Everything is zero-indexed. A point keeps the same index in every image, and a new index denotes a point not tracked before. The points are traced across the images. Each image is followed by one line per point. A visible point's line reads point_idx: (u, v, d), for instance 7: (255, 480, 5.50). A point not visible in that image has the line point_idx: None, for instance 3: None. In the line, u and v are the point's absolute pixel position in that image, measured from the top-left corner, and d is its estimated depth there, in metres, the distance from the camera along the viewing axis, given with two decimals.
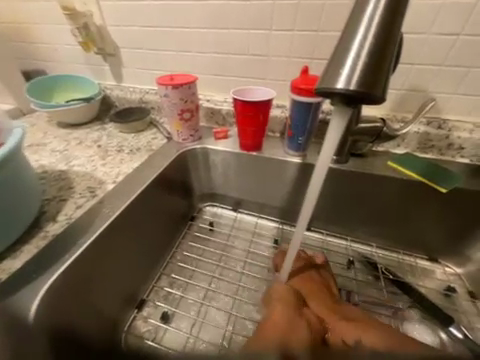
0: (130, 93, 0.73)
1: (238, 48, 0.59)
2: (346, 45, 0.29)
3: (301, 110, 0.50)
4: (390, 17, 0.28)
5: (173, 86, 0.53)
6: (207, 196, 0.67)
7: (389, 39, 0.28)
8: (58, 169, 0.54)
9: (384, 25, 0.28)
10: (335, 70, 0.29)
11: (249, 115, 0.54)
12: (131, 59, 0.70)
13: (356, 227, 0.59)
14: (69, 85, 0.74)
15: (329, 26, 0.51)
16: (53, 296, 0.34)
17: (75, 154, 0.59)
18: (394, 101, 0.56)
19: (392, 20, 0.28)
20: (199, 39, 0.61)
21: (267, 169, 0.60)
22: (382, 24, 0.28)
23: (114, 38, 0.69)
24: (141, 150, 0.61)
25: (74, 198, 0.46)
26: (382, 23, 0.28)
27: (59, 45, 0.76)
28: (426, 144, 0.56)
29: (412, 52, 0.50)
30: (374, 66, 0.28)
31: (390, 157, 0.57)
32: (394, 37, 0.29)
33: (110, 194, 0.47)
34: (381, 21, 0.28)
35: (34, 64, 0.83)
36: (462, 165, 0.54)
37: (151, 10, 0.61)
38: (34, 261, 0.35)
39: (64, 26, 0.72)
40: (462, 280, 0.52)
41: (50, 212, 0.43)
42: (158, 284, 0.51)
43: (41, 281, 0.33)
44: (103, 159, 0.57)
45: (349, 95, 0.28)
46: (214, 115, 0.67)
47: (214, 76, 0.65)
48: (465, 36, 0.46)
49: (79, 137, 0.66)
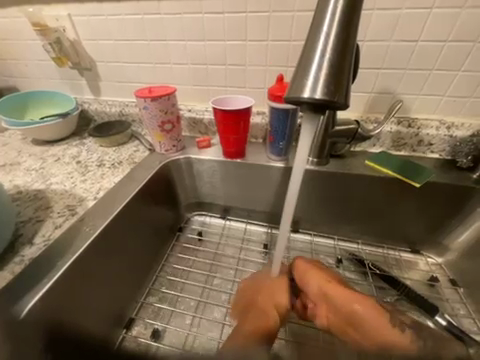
0: (109, 106, 0.72)
1: (215, 58, 0.61)
2: (310, 54, 0.30)
3: (280, 116, 0.52)
4: (348, 25, 0.30)
5: (152, 98, 0.53)
6: (195, 205, 0.67)
7: (348, 47, 0.30)
8: (34, 188, 0.51)
9: (342, 35, 0.30)
10: (301, 80, 0.30)
11: (230, 124, 0.54)
12: (108, 72, 0.70)
13: (342, 225, 0.61)
14: (43, 101, 0.72)
15: (300, 36, 0.54)
16: (32, 321, 0.31)
17: (52, 171, 0.57)
18: (366, 104, 0.59)
19: (349, 26, 0.30)
20: (175, 51, 0.62)
21: (252, 175, 0.61)
22: (340, 32, 0.29)
23: (88, 52, 0.68)
24: (123, 163, 0.60)
25: (53, 218, 0.44)
26: (341, 32, 0.29)
27: (30, 61, 0.74)
28: (399, 142, 0.59)
29: (377, 57, 0.54)
30: (335, 74, 0.29)
31: (367, 157, 0.60)
32: (352, 47, 0.30)
33: (91, 211, 0.45)
34: (339, 30, 0.30)
35: (4, 82, 0.80)
36: (433, 160, 0.58)
37: (126, 24, 0.61)
38: (8, 288, 0.33)
39: (35, 41, 0.70)
40: (443, 269, 0.54)
41: (26, 234, 0.41)
42: (147, 300, 0.49)
43: (18, 308, 0.31)
44: (83, 175, 0.55)
45: (315, 103, 0.30)
46: (196, 124, 0.68)
47: (193, 86, 0.66)
48: (422, 42, 0.50)
49: (56, 154, 0.64)
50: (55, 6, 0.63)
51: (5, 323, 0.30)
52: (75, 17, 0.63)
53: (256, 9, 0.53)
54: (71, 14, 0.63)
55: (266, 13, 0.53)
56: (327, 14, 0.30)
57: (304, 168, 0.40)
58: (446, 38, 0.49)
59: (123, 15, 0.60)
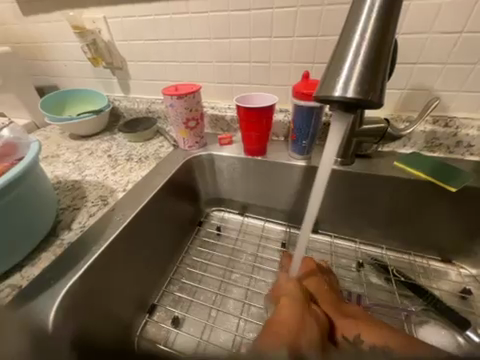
0: (138, 104, 0.76)
1: (240, 56, 0.61)
2: (343, 51, 0.29)
3: (304, 114, 0.51)
4: (385, 21, 0.28)
5: (178, 96, 0.55)
6: (215, 201, 0.68)
7: (385, 44, 0.29)
8: (71, 179, 0.56)
9: (378, 29, 0.28)
10: (332, 77, 0.29)
11: (252, 121, 0.55)
12: (137, 71, 0.73)
13: (364, 228, 0.59)
14: (79, 99, 0.78)
15: (328, 30, 0.52)
16: (70, 300, 0.35)
17: (87, 164, 0.62)
18: (397, 101, 0.56)
19: (387, 23, 0.28)
20: (201, 49, 0.63)
21: (273, 174, 0.61)
22: (377, 29, 0.28)
23: (120, 52, 0.71)
24: (149, 158, 0.63)
25: (87, 207, 0.48)
26: (377, 27, 0.28)
27: (69, 62, 0.80)
28: (433, 143, 0.55)
29: (413, 52, 0.50)
30: (370, 72, 0.28)
31: (396, 157, 0.56)
32: (389, 42, 0.29)
33: (120, 202, 0.49)
34: (376, 25, 0.28)
35: (47, 80, 0.88)
36: (472, 163, 0.53)
37: (155, 24, 0.64)
38: (50, 269, 0.37)
39: (73, 43, 0.76)
40: (478, 282, 0.50)
41: (65, 220, 0.45)
42: (168, 289, 0.52)
43: (59, 287, 0.35)
44: (114, 168, 0.59)
45: (347, 102, 0.29)
46: (218, 121, 0.69)
47: (217, 84, 0.67)
48: (466, 33, 0.46)
49: (90, 148, 0.69)
50: (93, 10, 0.67)
51: (44, 304, 0.33)
52: (109, 19, 0.67)
53: (283, 5, 0.52)
54: (106, 16, 0.67)
55: (294, 8, 0.52)
56: (363, 9, 0.29)
57: (330, 169, 0.39)
58: None
59: (153, 15, 0.63)
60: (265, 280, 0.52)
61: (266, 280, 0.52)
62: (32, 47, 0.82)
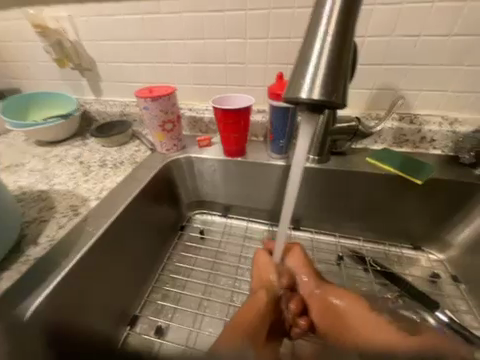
0: (111, 106, 0.73)
1: (215, 57, 0.60)
2: (308, 52, 0.30)
3: (280, 114, 0.52)
4: (344, 23, 0.29)
5: (152, 98, 0.53)
6: (196, 203, 0.67)
7: (345, 46, 0.30)
8: (38, 189, 0.52)
9: (339, 32, 0.29)
10: (298, 79, 0.30)
11: (230, 122, 0.54)
12: (109, 72, 0.70)
13: (343, 223, 0.61)
14: (46, 103, 0.73)
15: (300, 33, 0.53)
16: (39, 319, 0.32)
17: (55, 172, 0.58)
18: (367, 101, 0.59)
19: (347, 25, 0.29)
20: (175, 50, 0.62)
21: (253, 174, 0.61)
22: (338, 31, 0.29)
23: (89, 52, 0.68)
24: (125, 163, 0.60)
25: (57, 218, 0.45)
26: (337, 29, 0.29)
27: (32, 63, 0.75)
28: (401, 138, 0.59)
29: (378, 53, 0.53)
30: (333, 73, 0.29)
31: (368, 153, 0.59)
32: (349, 45, 0.30)
33: (94, 211, 0.46)
34: (336, 27, 0.29)
35: (7, 83, 0.81)
36: (435, 156, 0.57)
37: (125, 24, 0.61)
38: (13, 288, 0.34)
39: (35, 42, 0.70)
40: (445, 266, 0.54)
41: (31, 234, 0.42)
42: (150, 298, 0.50)
43: (25, 306, 0.32)
44: (86, 175, 0.56)
45: (313, 103, 0.30)
46: (196, 123, 0.68)
47: (194, 85, 0.66)
48: (424, 37, 0.50)
49: (59, 155, 0.64)
50: (56, 8, 0.63)
51: (9, 323, 0.31)
52: (75, 18, 0.64)
53: (255, 7, 0.53)
54: (71, 15, 0.63)
55: (266, 11, 0.53)
56: (324, 12, 0.29)
57: (302, 169, 0.41)
58: (448, 32, 0.48)
59: (123, 15, 0.60)
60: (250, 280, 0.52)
61: None
62: None
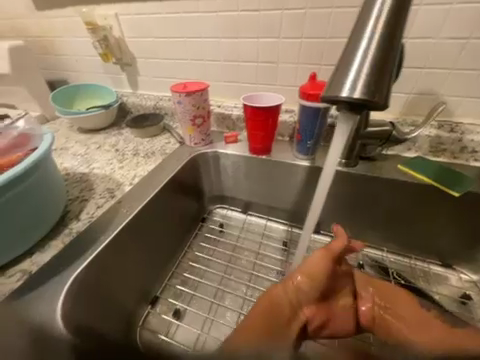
0: (145, 100, 0.77)
1: (248, 56, 0.62)
2: (352, 53, 0.30)
3: (309, 114, 0.52)
4: (394, 24, 0.29)
5: (186, 93, 0.56)
6: (218, 198, 0.69)
7: (392, 47, 0.29)
8: (80, 171, 0.57)
9: (386, 33, 0.29)
10: (339, 78, 0.30)
11: (259, 120, 0.55)
12: (147, 68, 0.74)
13: (366, 231, 0.59)
14: (90, 94, 0.79)
15: (337, 33, 0.52)
16: (78, 286, 0.36)
17: (95, 157, 0.63)
18: (403, 105, 0.56)
19: (395, 26, 0.29)
20: (210, 48, 0.64)
21: (276, 173, 0.61)
22: (386, 32, 0.29)
23: (131, 49, 0.73)
24: (156, 154, 0.64)
25: (95, 199, 0.49)
26: (386, 30, 0.29)
27: (80, 57, 0.82)
28: (438, 147, 0.55)
29: (420, 56, 0.50)
30: (376, 74, 0.29)
31: (399, 161, 0.57)
32: (396, 46, 0.29)
33: (127, 195, 0.50)
34: (385, 28, 0.29)
35: (57, 75, 0.89)
36: (476, 169, 0.53)
37: (166, 22, 0.65)
38: (59, 256, 0.38)
39: (85, 38, 0.77)
40: (478, 288, 0.50)
41: (73, 210, 0.46)
42: (170, 282, 0.53)
43: (68, 273, 0.36)
44: (121, 162, 0.61)
45: (353, 103, 0.30)
46: (224, 120, 0.70)
47: (225, 83, 0.68)
48: (474, 40, 0.46)
49: (98, 142, 0.70)
50: (105, 6, 0.69)
51: (54, 287, 0.35)
52: (121, 16, 0.69)
53: (292, 7, 0.53)
54: (118, 13, 0.68)
55: (303, 11, 0.53)
56: (373, 12, 0.29)
57: (333, 171, 0.40)
58: None
59: (164, 14, 0.64)
60: (266, 277, 0.53)
61: (268, 278, 0.52)
62: (44, 41, 0.84)
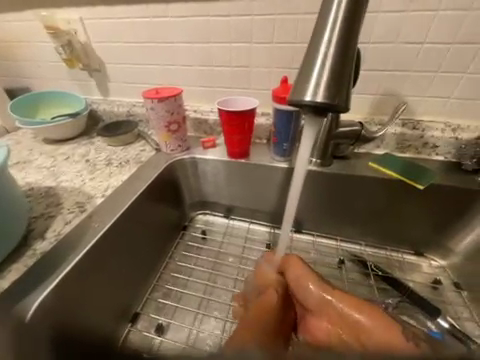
0: (117, 107, 0.74)
1: (221, 60, 0.62)
2: (313, 57, 0.31)
3: (284, 117, 0.53)
4: (348, 30, 0.30)
5: (159, 99, 0.54)
6: (199, 204, 0.67)
7: (348, 52, 0.31)
8: (45, 185, 0.53)
9: (343, 39, 0.30)
10: (303, 82, 0.31)
11: (235, 124, 0.55)
12: (117, 73, 0.71)
13: (344, 227, 0.61)
14: (54, 102, 0.74)
15: (305, 38, 0.54)
16: (43, 313, 0.33)
17: (63, 169, 0.59)
18: (370, 106, 0.59)
19: (350, 31, 0.30)
20: (182, 52, 0.63)
21: (255, 176, 0.62)
22: (342, 38, 0.30)
23: (98, 54, 0.69)
24: (130, 162, 0.61)
25: (63, 214, 0.46)
26: (342, 35, 0.30)
27: (43, 63, 0.77)
28: (404, 144, 0.59)
29: (382, 59, 0.54)
30: (336, 78, 0.30)
31: (371, 158, 0.60)
32: (351, 52, 0.31)
33: (100, 208, 0.47)
34: (341, 34, 0.30)
35: (17, 82, 0.83)
36: (437, 162, 0.57)
37: (134, 27, 0.63)
38: (19, 281, 0.35)
39: (46, 43, 0.72)
40: (447, 272, 0.54)
41: (38, 229, 0.43)
42: (152, 296, 0.51)
43: (30, 300, 0.33)
44: (92, 173, 0.57)
45: (317, 106, 0.31)
46: (201, 125, 0.69)
47: (200, 88, 0.67)
48: (427, 44, 0.50)
49: (66, 153, 0.66)
50: (68, 10, 0.65)
51: (14, 318, 0.31)
52: (86, 20, 0.65)
53: (261, 13, 0.54)
54: (82, 17, 0.65)
55: (272, 16, 0.54)
56: (329, 18, 0.30)
57: (304, 174, 0.41)
58: (451, 40, 0.49)
59: (132, 18, 0.62)
60: None
61: None
62: (0, 46, 0.77)
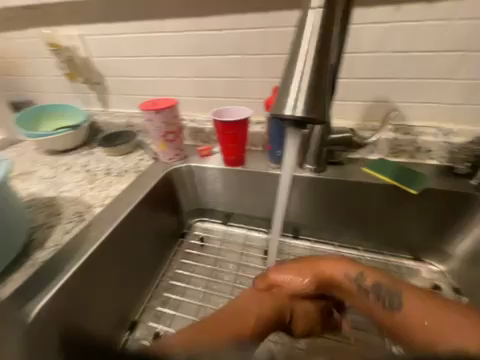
0: (117, 118, 0.76)
1: (215, 71, 0.64)
2: (290, 76, 0.34)
3: (277, 126, 0.55)
4: (321, 50, 0.33)
5: (155, 111, 0.56)
6: (197, 211, 0.68)
7: (323, 69, 0.33)
8: (46, 196, 0.55)
9: (317, 58, 0.33)
10: (282, 99, 0.34)
11: (229, 134, 0.57)
12: (116, 86, 0.74)
13: (341, 232, 0.62)
14: (56, 114, 0.77)
15: None
16: (44, 317, 0.35)
17: (63, 180, 0.61)
18: (362, 112, 0.60)
19: (324, 53, 0.33)
20: (179, 65, 0.65)
21: (252, 183, 0.63)
22: (316, 58, 0.33)
23: (98, 68, 0.72)
24: (129, 172, 0.63)
25: (63, 224, 0.47)
26: (315, 56, 0.33)
27: (46, 77, 0.80)
28: (397, 149, 0.60)
29: (371, 68, 0.55)
30: (312, 94, 0.33)
31: (365, 163, 0.61)
32: (325, 68, 0.33)
33: (98, 217, 0.48)
34: (314, 54, 0.33)
35: (21, 96, 0.86)
36: (431, 166, 0.58)
37: (132, 42, 0.66)
38: (21, 290, 0.36)
39: (49, 59, 0.76)
40: (446, 278, 0.54)
41: (38, 238, 0.44)
42: (150, 304, 0.51)
43: (32, 305, 0.35)
44: (92, 183, 0.59)
45: (297, 120, 0.33)
46: (198, 134, 0.71)
47: (196, 98, 0.69)
48: (414, 53, 0.52)
49: (67, 163, 0.68)
50: (69, 28, 0.68)
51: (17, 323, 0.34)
52: (86, 36, 0.68)
53: (253, 26, 0.56)
54: (83, 34, 0.68)
55: (263, 30, 0.56)
56: (303, 41, 0.33)
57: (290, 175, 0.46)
58: (438, 48, 0.51)
59: (130, 34, 0.65)
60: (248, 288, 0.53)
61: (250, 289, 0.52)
62: (5, 62, 0.80)
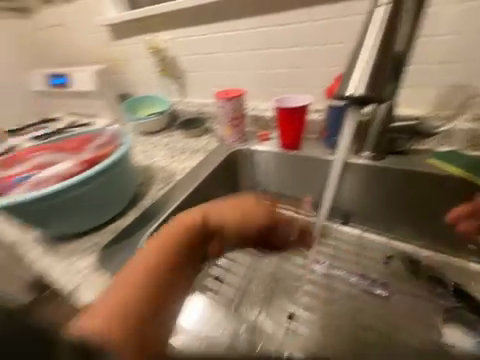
0: (192, 106, 0.91)
1: (281, 63, 0.70)
2: (353, 65, 0.38)
3: (336, 113, 0.59)
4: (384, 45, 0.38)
5: (227, 99, 0.67)
6: (252, 190, 0.76)
7: (385, 61, 0.38)
8: (143, 164, 0.73)
9: (380, 51, 0.38)
10: (344, 82, 0.38)
11: (288, 120, 0.63)
12: (194, 79, 0.88)
13: (396, 225, 0.60)
14: (147, 103, 0.97)
15: None
16: (149, 245, 0.49)
17: (152, 153, 0.78)
18: (436, 100, 0.58)
19: (389, 39, 0.38)
20: (248, 59, 0.74)
21: (304, 167, 0.67)
22: (379, 51, 0.38)
23: (182, 64, 0.87)
24: (200, 151, 0.76)
25: (156, 185, 0.63)
26: (378, 49, 0.38)
27: (142, 74, 1.01)
28: (475, 142, 0.54)
29: None
30: (373, 79, 0.37)
31: (433, 155, 0.57)
32: (387, 60, 0.38)
33: (180, 183, 0.63)
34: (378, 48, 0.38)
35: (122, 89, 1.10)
36: None
37: (211, 41, 0.78)
38: (134, 223, 0.53)
39: (146, 59, 0.95)
40: None
41: (141, 192, 0.61)
42: None
43: (141, 233, 0.51)
44: (173, 158, 0.74)
45: (356, 99, 0.37)
46: (258, 121, 0.78)
47: (260, 88, 0.77)
48: None
49: (153, 142, 0.86)
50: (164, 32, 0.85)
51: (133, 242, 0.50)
52: (176, 38, 0.84)
53: None
54: (174, 37, 0.84)
55: None
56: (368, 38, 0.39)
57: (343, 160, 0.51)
58: None
59: (211, 34, 0.77)
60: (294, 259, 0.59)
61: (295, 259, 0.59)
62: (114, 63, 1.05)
